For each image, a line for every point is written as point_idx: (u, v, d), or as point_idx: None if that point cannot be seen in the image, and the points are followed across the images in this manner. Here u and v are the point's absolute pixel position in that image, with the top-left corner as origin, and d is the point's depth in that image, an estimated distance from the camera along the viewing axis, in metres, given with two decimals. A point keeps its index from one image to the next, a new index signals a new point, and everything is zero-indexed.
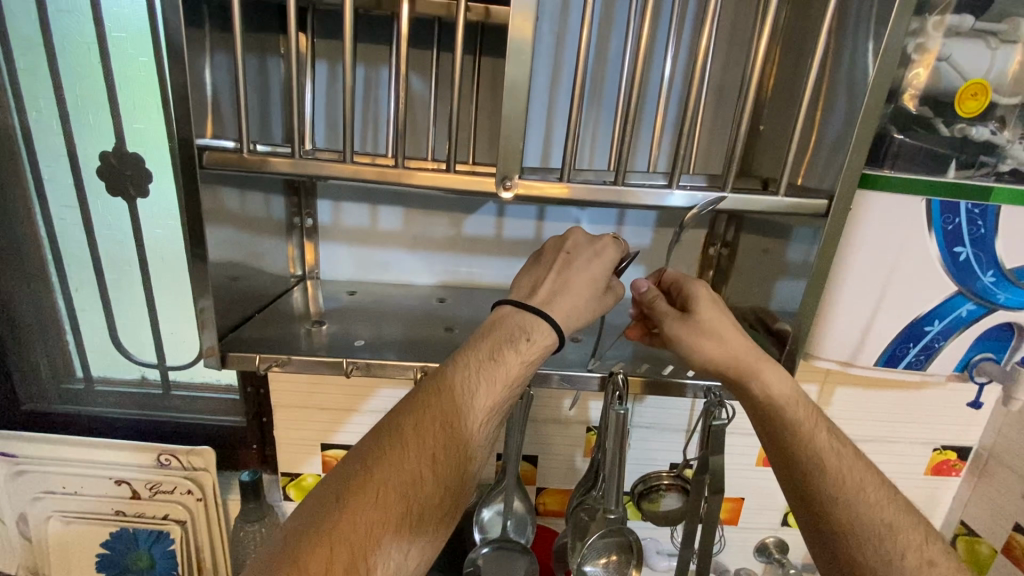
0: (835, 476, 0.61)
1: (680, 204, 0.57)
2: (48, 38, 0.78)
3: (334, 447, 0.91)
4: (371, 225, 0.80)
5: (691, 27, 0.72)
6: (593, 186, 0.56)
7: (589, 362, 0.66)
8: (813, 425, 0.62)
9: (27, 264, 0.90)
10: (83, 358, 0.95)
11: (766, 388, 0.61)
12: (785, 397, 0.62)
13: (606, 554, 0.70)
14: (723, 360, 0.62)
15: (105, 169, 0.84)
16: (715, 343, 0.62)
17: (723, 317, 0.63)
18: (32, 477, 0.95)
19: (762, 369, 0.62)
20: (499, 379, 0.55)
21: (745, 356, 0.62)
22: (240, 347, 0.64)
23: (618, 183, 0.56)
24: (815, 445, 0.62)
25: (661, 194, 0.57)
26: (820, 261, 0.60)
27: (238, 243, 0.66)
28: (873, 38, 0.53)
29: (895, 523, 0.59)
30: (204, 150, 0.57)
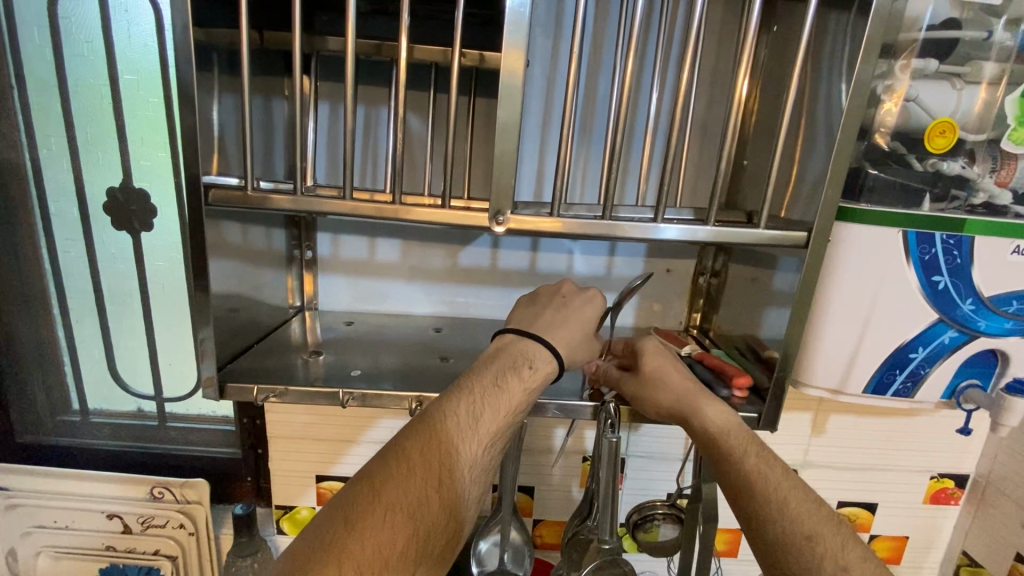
0: (761, 495, 0.58)
1: (667, 237, 0.59)
2: (63, 81, 0.82)
3: (329, 478, 0.90)
4: (370, 257, 0.82)
5: (675, 69, 0.76)
6: (583, 220, 0.58)
7: (583, 392, 0.67)
8: (742, 445, 0.60)
9: (30, 297, 0.91)
10: (81, 389, 0.95)
11: (704, 423, 0.61)
12: (714, 424, 0.61)
13: None
14: (667, 405, 0.63)
15: (111, 204, 0.86)
16: (659, 389, 0.63)
17: (668, 365, 0.64)
18: (24, 511, 0.94)
19: (702, 403, 0.62)
20: (503, 405, 0.57)
21: (688, 396, 0.62)
22: (238, 378, 0.65)
23: (607, 217, 0.59)
24: (743, 466, 0.60)
25: (651, 228, 0.59)
26: (803, 291, 0.62)
27: (239, 276, 0.68)
28: (845, 80, 0.56)
29: (822, 538, 0.56)
30: (210, 187, 0.59)
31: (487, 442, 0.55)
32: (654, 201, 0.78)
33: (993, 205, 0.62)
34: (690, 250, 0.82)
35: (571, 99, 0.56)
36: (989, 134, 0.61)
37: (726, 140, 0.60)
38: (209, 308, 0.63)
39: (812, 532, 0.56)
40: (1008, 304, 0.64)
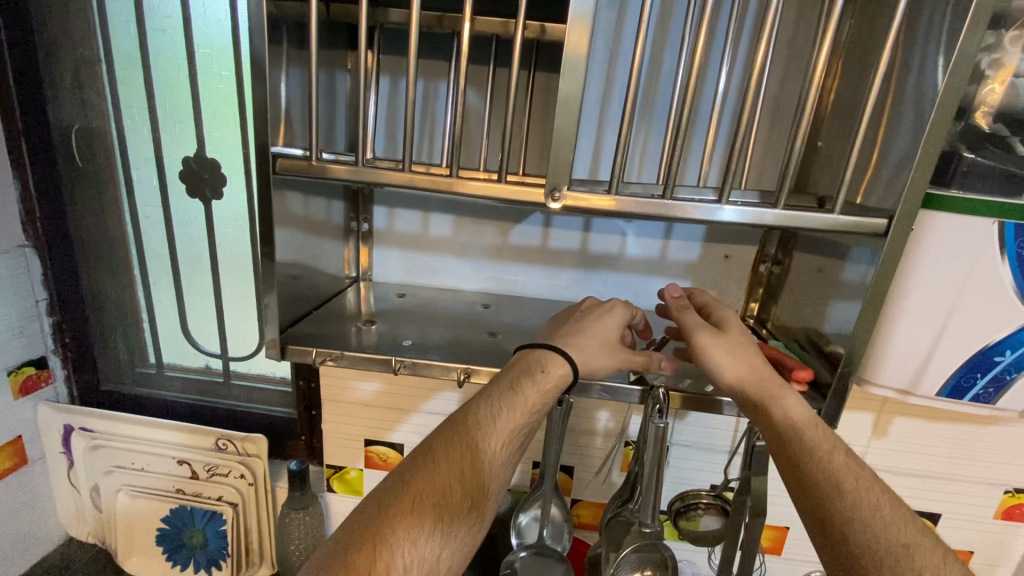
0: (852, 496, 0.52)
1: (729, 219, 0.56)
2: (145, 54, 0.87)
3: (377, 443, 0.94)
4: (422, 231, 0.84)
5: (748, 42, 0.71)
6: (641, 198, 0.56)
7: (630, 374, 0.66)
8: (824, 438, 0.56)
9: (114, 257, 0.99)
10: (156, 345, 1.03)
11: (787, 413, 0.57)
12: (798, 416, 0.57)
13: (640, 570, 0.68)
14: (746, 380, 0.59)
15: (186, 172, 0.91)
16: (742, 363, 0.60)
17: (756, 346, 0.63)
18: (105, 452, 1.02)
19: (791, 396, 0.58)
20: (519, 407, 0.57)
21: (772, 383, 0.59)
22: (299, 341, 0.68)
23: (667, 197, 0.57)
24: (830, 463, 0.54)
25: (712, 208, 0.56)
26: (877, 283, 0.57)
27: (301, 245, 0.71)
28: (943, 53, 0.51)
29: (917, 547, 0.50)
30: (277, 157, 0.61)
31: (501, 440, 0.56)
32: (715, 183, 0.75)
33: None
34: (750, 236, 0.79)
35: (635, 72, 0.54)
36: None
37: (801, 118, 0.56)
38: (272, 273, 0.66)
39: (906, 541, 0.50)
40: None
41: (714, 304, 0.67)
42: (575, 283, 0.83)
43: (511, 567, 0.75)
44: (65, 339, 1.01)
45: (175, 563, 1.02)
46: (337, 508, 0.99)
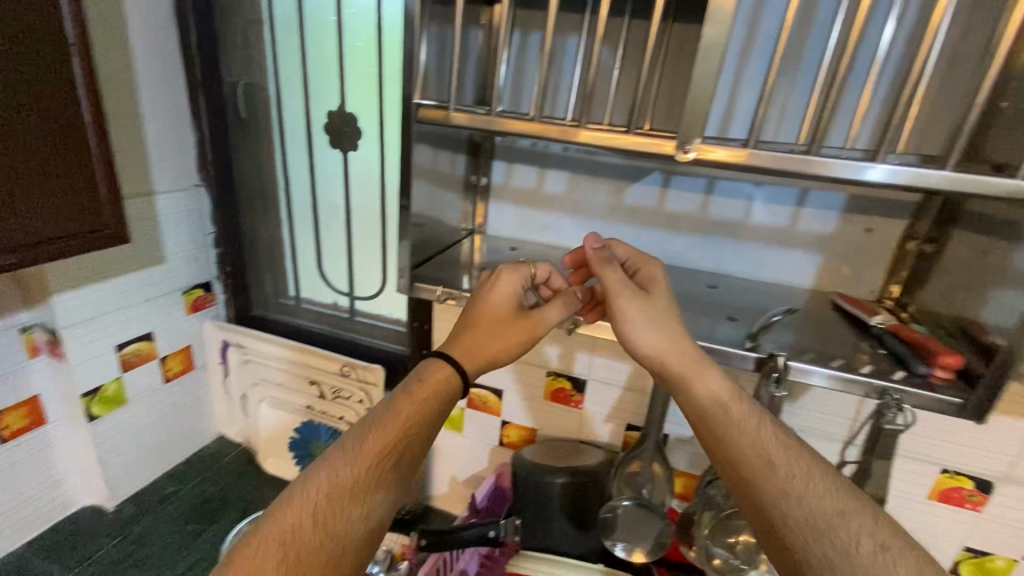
0: (790, 476, 0.49)
1: (880, 180, 0.51)
2: (301, 15, 0.96)
3: (479, 387, 1.00)
4: (538, 188, 0.86)
5: None
6: (780, 154, 0.53)
7: (748, 341, 0.64)
8: (705, 414, 0.54)
9: (268, 200, 1.13)
10: (297, 280, 1.18)
11: (689, 383, 0.56)
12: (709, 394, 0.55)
13: (737, 535, 0.69)
14: (651, 349, 0.57)
15: (329, 125, 1.01)
16: (655, 329, 0.58)
17: (672, 316, 0.60)
18: (253, 366, 1.17)
19: (700, 372, 0.55)
20: (628, 314, 0.59)
21: (683, 363, 0.56)
22: (426, 279, 0.75)
23: (811, 153, 0.53)
24: (755, 443, 0.52)
25: (862, 168, 0.52)
26: None
27: (430, 193, 0.76)
28: None
29: (849, 523, 0.46)
30: (420, 107, 0.66)
31: (412, 423, 0.55)
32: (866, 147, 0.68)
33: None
34: (900, 209, 0.71)
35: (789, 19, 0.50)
36: None
37: (988, 70, 0.49)
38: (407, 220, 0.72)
39: (835, 517, 0.46)
40: None
41: (639, 262, 0.65)
42: (689, 249, 0.81)
43: (612, 512, 0.77)
44: (226, 269, 1.17)
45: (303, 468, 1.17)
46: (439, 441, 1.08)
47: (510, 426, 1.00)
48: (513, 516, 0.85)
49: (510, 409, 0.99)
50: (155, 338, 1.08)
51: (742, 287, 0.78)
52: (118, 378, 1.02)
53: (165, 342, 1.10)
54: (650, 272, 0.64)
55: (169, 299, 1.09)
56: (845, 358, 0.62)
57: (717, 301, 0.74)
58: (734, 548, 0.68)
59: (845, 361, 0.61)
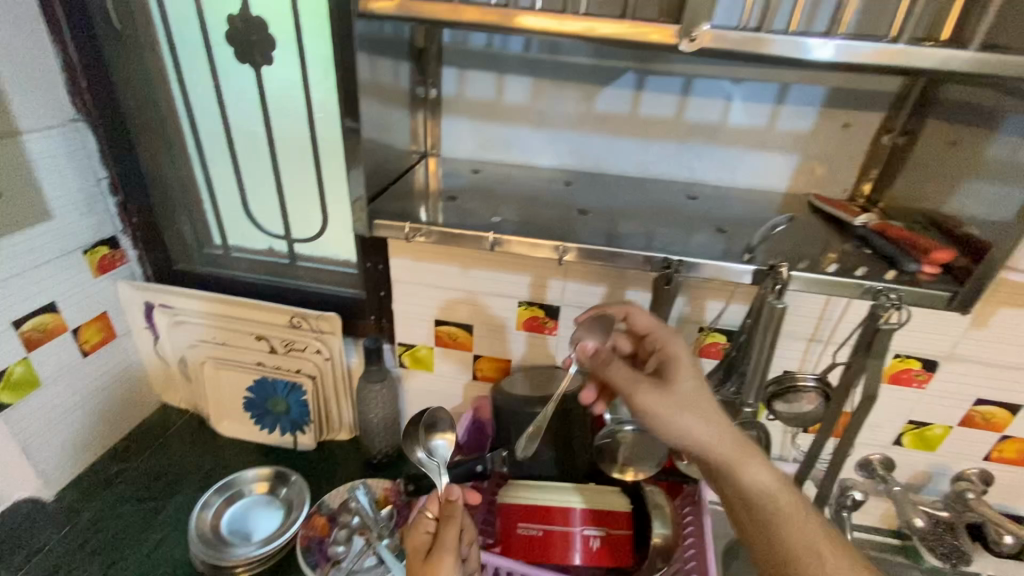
0: (783, 554, 0.52)
1: (824, 57, 0.49)
2: None
3: (447, 323, 0.94)
4: (497, 98, 0.74)
5: None
6: (736, 33, 0.48)
7: (742, 253, 0.60)
8: (755, 520, 0.55)
9: (169, 133, 0.95)
10: (221, 227, 1.05)
11: (740, 484, 0.56)
12: (755, 481, 0.56)
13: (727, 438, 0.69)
14: (713, 440, 0.58)
15: (232, 34, 0.83)
16: (699, 418, 0.59)
17: (701, 388, 0.62)
18: (188, 327, 1.05)
19: (752, 458, 0.57)
20: (712, 417, 0.60)
21: (731, 451, 0.57)
22: (385, 216, 0.66)
23: (759, 31, 0.49)
24: (775, 526, 0.53)
25: (800, 44, 0.48)
26: None
27: (371, 112, 0.65)
28: None
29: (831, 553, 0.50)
30: (361, 27, 0.59)
31: None
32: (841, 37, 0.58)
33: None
34: (880, 100, 0.66)
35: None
36: None
37: None
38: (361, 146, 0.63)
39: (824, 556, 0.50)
40: None
41: (658, 338, 0.67)
42: (667, 158, 0.73)
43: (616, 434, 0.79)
44: (133, 219, 1.01)
45: (264, 427, 1.08)
46: (409, 383, 1.03)
47: (482, 358, 0.97)
48: (498, 450, 0.83)
49: (482, 342, 0.95)
50: (59, 309, 0.92)
51: (721, 197, 0.72)
52: (24, 360, 0.88)
53: (74, 312, 0.95)
54: (671, 347, 0.66)
55: (66, 262, 0.92)
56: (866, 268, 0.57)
57: (696, 213, 0.69)
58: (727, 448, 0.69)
59: (811, 262, 0.58)
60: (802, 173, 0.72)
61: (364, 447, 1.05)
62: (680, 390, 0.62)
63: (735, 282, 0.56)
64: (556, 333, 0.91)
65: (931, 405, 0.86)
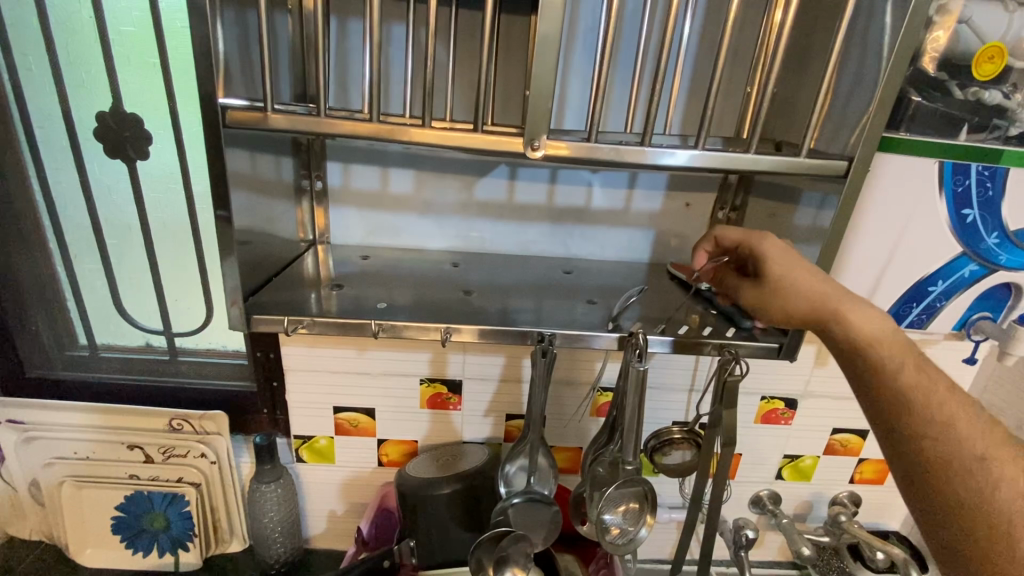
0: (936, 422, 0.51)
1: (681, 163, 0.55)
2: (43, 14, 0.76)
3: (347, 410, 0.91)
4: (383, 188, 0.78)
5: None
6: (618, 146, 0.54)
7: (607, 323, 0.65)
8: (896, 353, 0.55)
9: (25, 229, 0.88)
10: (87, 324, 0.94)
11: (848, 332, 0.55)
12: (862, 324, 0.55)
13: (624, 503, 0.65)
14: (803, 305, 0.57)
15: (103, 130, 0.82)
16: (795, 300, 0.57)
17: (789, 261, 0.58)
18: (42, 443, 0.92)
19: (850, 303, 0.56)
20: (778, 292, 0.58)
21: (826, 296, 0.56)
22: (263, 310, 0.64)
23: (645, 144, 0.54)
24: (877, 362, 0.55)
25: (661, 152, 0.55)
26: (832, 228, 0.57)
27: (251, 207, 0.65)
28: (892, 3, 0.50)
29: (967, 427, 0.51)
30: (226, 109, 0.56)
31: None
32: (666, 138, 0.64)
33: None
34: (710, 183, 0.78)
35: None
36: None
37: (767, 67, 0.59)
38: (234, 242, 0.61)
39: (954, 421, 0.51)
40: None
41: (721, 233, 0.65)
42: (544, 237, 0.81)
43: (504, 513, 0.75)
44: None
45: (138, 551, 0.95)
46: (310, 477, 0.97)
47: (387, 443, 0.94)
48: (406, 539, 0.80)
49: (385, 425, 0.92)
50: None
51: (595, 269, 0.81)
52: None
53: None
54: (768, 248, 0.60)
55: None
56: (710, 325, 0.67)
57: (573, 286, 0.76)
58: (623, 514, 0.65)
59: (667, 323, 0.66)
60: (660, 245, 0.82)
61: (259, 557, 0.96)
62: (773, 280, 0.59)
63: (756, 238, 0.61)
64: (460, 407, 0.91)
65: (798, 439, 0.97)
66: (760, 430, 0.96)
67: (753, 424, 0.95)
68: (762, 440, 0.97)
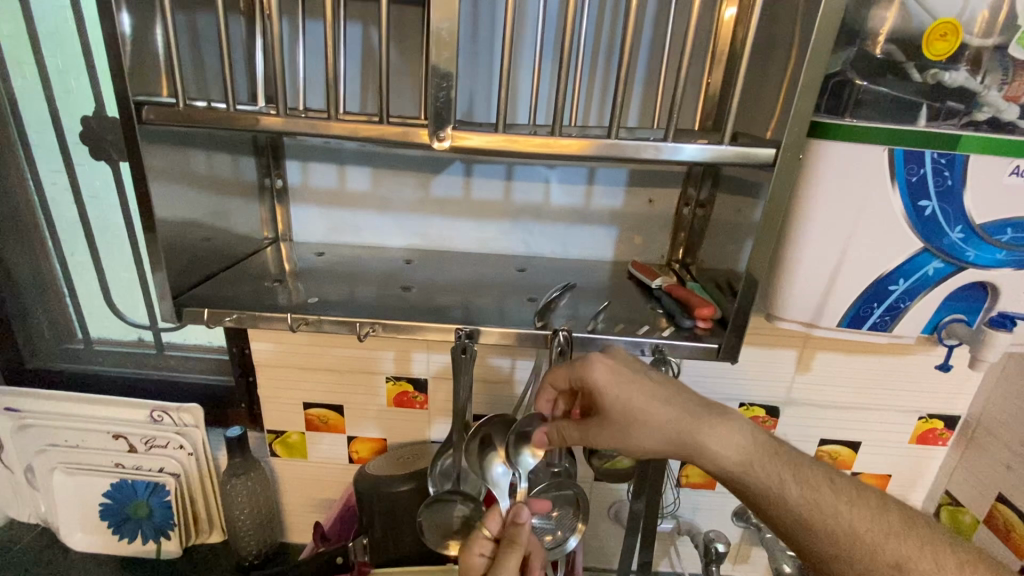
0: (817, 524, 0.52)
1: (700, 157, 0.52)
2: (30, 24, 0.81)
3: (316, 405, 0.92)
4: (340, 186, 0.78)
5: None
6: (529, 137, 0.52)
7: (536, 320, 0.63)
8: (802, 482, 0.53)
9: (23, 228, 0.93)
10: (82, 319, 1.00)
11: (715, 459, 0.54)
12: (730, 454, 0.54)
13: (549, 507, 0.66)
14: (664, 442, 0.55)
15: (87, 133, 0.86)
16: (644, 433, 0.55)
17: (619, 392, 0.55)
18: (37, 430, 0.97)
19: (705, 430, 0.55)
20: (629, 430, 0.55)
21: (682, 426, 0.55)
22: (198, 303, 0.64)
23: (556, 135, 0.53)
24: (785, 500, 0.53)
25: (672, 147, 0.52)
26: (767, 219, 0.54)
27: (198, 202, 0.66)
28: None
29: (917, 563, 0.49)
30: (143, 105, 0.55)
31: None
32: (598, 129, 0.62)
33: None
34: (673, 178, 0.75)
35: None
36: (998, 38, 0.49)
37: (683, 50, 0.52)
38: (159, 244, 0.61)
39: (901, 558, 0.49)
40: (1003, 232, 0.54)
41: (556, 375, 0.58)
42: (503, 235, 0.80)
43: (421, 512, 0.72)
44: None
45: (122, 537, 0.98)
46: (283, 472, 0.98)
47: (357, 440, 0.95)
48: (360, 537, 0.81)
49: (354, 422, 0.93)
50: None
51: (553, 267, 0.79)
52: None
53: None
54: (596, 377, 0.55)
55: None
56: (649, 324, 0.64)
57: (525, 284, 0.74)
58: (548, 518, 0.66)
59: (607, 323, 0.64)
60: (623, 243, 0.79)
61: (234, 548, 0.98)
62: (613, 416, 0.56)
63: (582, 366, 0.56)
64: (427, 407, 0.91)
65: None
66: None
67: None
68: None
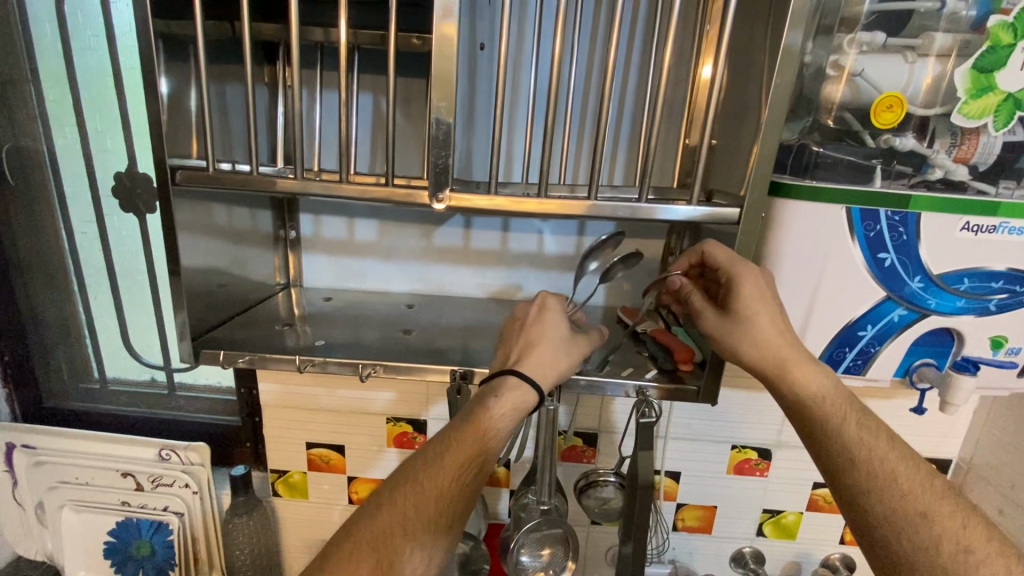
0: (866, 466, 0.56)
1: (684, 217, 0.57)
2: (76, 91, 0.89)
3: (318, 445, 0.95)
4: (349, 237, 0.84)
5: (644, 36, 0.72)
6: (517, 197, 0.58)
7: None
8: (860, 425, 0.58)
9: (52, 274, 0.99)
10: (100, 361, 1.04)
11: (795, 388, 0.58)
12: (810, 387, 0.58)
13: (543, 547, 0.68)
14: (764, 354, 0.58)
15: (119, 188, 0.93)
16: (751, 342, 0.58)
17: (758, 294, 0.58)
18: (49, 468, 1.01)
19: (798, 370, 0.58)
20: (754, 341, 0.58)
21: (785, 353, 0.58)
22: (214, 344, 0.69)
23: (542, 194, 0.58)
24: (844, 436, 0.58)
25: (659, 208, 0.57)
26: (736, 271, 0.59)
27: (218, 252, 0.72)
28: (769, 64, 0.54)
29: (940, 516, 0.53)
30: (176, 169, 0.62)
31: None
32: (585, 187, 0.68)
33: (982, 180, 0.56)
34: (659, 230, 0.80)
35: (502, 68, 0.55)
36: (941, 108, 0.55)
37: (655, 121, 0.59)
38: (182, 290, 0.66)
39: (927, 509, 0.53)
40: (960, 281, 0.58)
41: (736, 268, 0.58)
42: (500, 281, 0.85)
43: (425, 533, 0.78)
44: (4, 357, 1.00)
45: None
46: (284, 512, 1.00)
47: (357, 480, 0.97)
48: None
49: (354, 462, 0.95)
50: None
51: None
52: None
53: None
54: (748, 283, 0.57)
55: None
56: (635, 365, 0.68)
57: None
58: (543, 558, 0.68)
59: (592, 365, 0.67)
60: (613, 289, 0.84)
61: None
62: (746, 315, 0.58)
63: (741, 267, 0.58)
64: None
65: (777, 493, 0.92)
66: (736, 481, 0.91)
67: (726, 475, 0.91)
68: (739, 494, 0.92)
